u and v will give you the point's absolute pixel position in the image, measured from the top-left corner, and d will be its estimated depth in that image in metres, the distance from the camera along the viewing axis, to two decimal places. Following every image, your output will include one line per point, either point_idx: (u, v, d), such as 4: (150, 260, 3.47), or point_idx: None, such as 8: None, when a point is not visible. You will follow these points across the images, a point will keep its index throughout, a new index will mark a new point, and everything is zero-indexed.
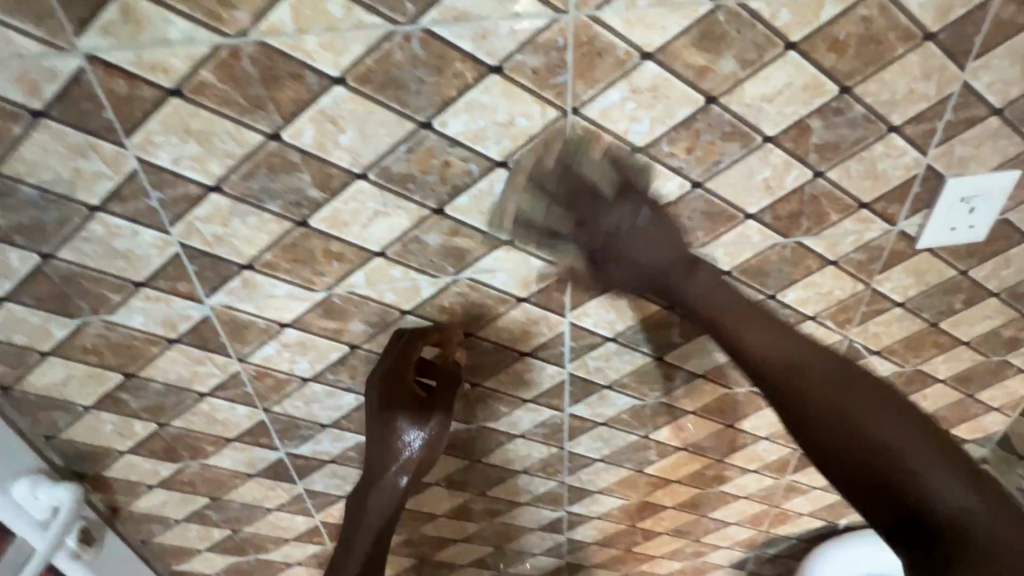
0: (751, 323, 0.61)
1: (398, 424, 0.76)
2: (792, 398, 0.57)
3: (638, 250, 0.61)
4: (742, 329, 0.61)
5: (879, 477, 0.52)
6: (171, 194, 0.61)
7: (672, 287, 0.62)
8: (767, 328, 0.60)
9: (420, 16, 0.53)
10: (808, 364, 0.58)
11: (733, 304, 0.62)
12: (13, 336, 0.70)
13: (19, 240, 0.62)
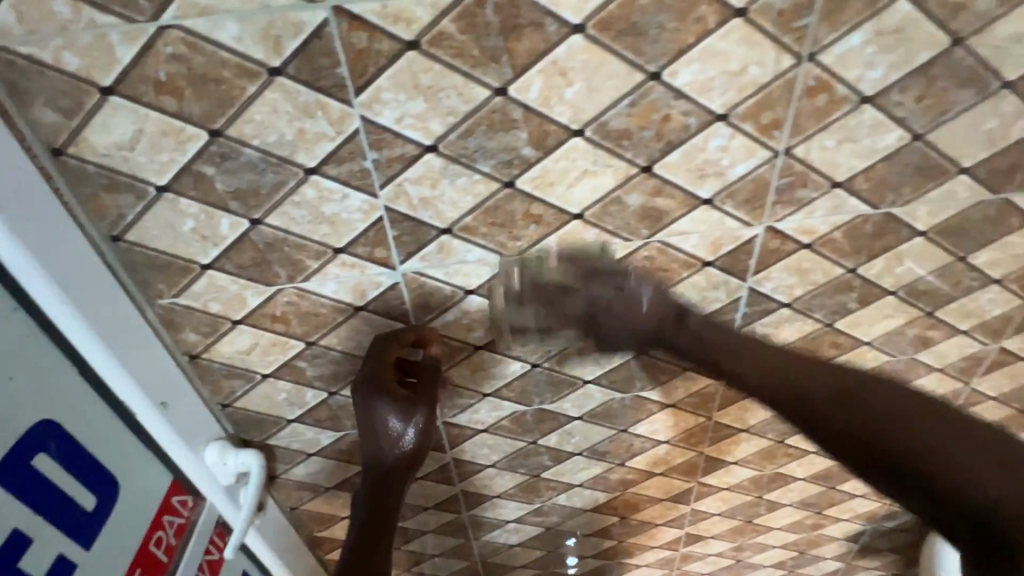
0: (756, 352, 0.56)
1: (387, 416, 0.75)
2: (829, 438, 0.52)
3: (622, 325, 0.59)
4: (743, 368, 0.56)
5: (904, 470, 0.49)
6: (388, 155, 0.59)
7: (668, 342, 0.59)
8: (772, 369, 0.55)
9: None
10: (795, 373, 0.54)
11: (716, 336, 0.57)
12: (209, 304, 0.70)
13: (233, 205, 0.62)
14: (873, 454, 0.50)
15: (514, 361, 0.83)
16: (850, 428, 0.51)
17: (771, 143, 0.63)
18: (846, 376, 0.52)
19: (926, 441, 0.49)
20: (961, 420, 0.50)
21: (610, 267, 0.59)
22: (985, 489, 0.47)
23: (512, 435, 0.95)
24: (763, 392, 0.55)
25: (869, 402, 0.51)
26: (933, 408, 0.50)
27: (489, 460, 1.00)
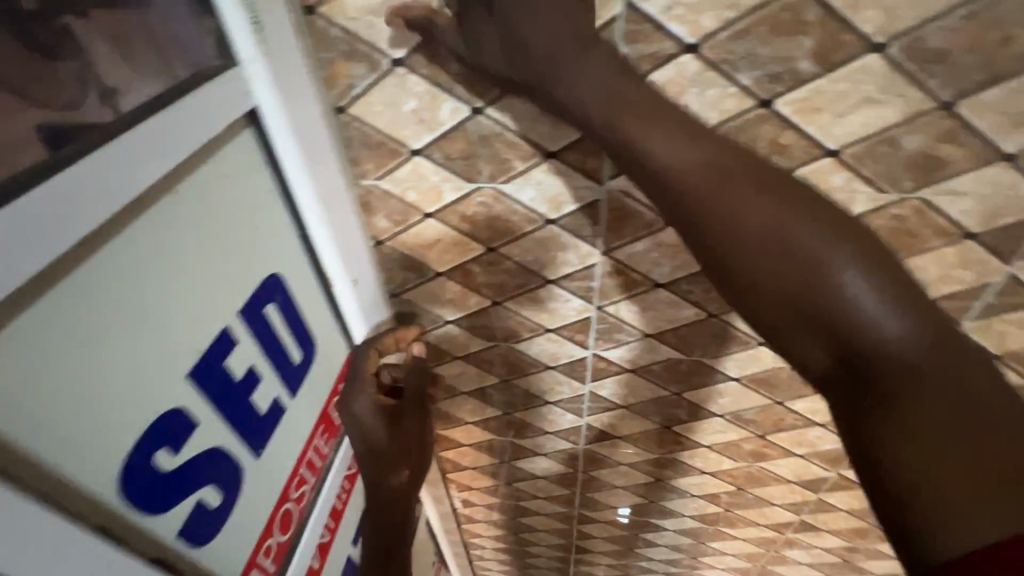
0: (736, 185, 0.45)
1: (375, 440, 0.75)
2: (723, 250, 0.45)
3: (558, 72, 0.48)
4: (666, 176, 0.46)
5: (811, 309, 0.42)
6: (640, 52, 0.53)
7: (557, 91, 0.48)
8: (674, 133, 0.47)
9: None
10: (730, 169, 0.46)
11: (707, 171, 0.45)
12: (407, 193, 0.69)
13: (459, 89, 0.59)
14: (786, 256, 0.43)
15: (690, 306, 0.77)
16: (785, 239, 0.43)
17: None
18: (771, 185, 0.45)
19: (824, 260, 0.42)
20: (889, 266, 0.43)
21: (586, 31, 0.48)
22: (883, 323, 0.41)
23: (658, 382, 0.91)
24: (682, 184, 0.45)
25: (765, 223, 0.43)
26: (853, 234, 0.44)
27: (624, 401, 0.98)
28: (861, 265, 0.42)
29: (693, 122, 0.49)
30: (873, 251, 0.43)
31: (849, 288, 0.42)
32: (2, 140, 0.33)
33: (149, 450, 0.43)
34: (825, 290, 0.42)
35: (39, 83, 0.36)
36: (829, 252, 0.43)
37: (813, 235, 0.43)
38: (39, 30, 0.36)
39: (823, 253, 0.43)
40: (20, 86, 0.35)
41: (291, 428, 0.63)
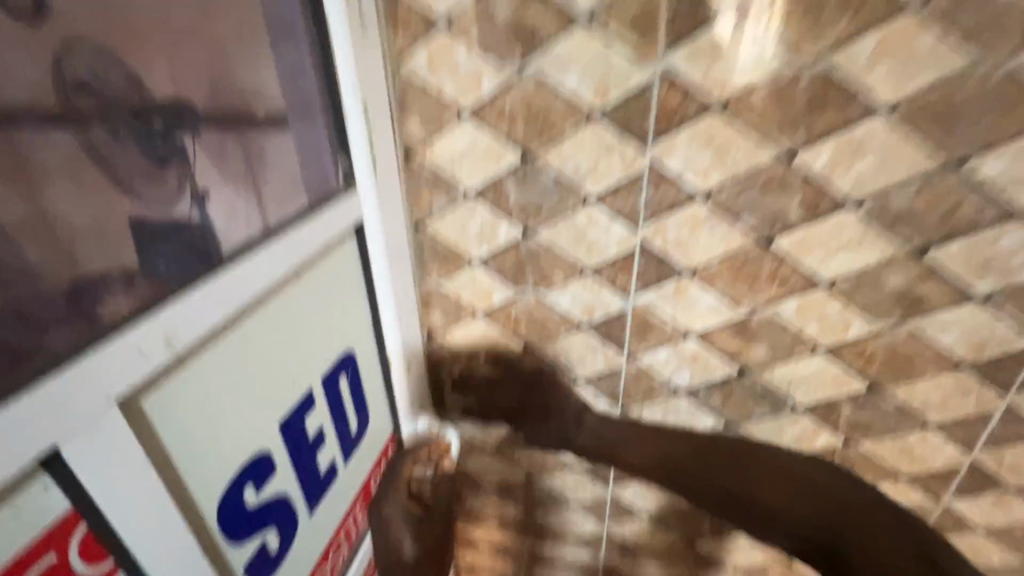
0: (648, 444, 0.83)
1: (403, 543, 0.80)
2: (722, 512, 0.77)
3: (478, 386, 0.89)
4: (641, 461, 0.82)
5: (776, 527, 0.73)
6: (662, 197, 0.67)
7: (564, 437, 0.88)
8: (654, 443, 0.83)
9: (1013, 55, 0.51)
10: (693, 467, 0.80)
11: (637, 428, 0.84)
12: (463, 293, 0.81)
13: (516, 215, 0.73)
14: (734, 504, 0.75)
15: (710, 415, 0.82)
16: (731, 494, 0.76)
17: None
18: (703, 452, 0.80)
19: (760, 499, 0.75)
20: (790, 466, 0.78)
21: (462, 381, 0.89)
22: (823, 540, 0.71)
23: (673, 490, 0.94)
24: (643, 467, 0.82)
25: (743, 495, 0.75)
26: (778, 464, 0.79)
27: (647, 509, 0.99)
28: (775, 469, 0.78)
29: (690, 451, 0.81)
30: (796, 487, 0.76)
31: (783, 510, 0.73)
32: (97, 238, 0.38)
33: (243, 482, 0.52)
34: (791, 539, 0.73)
35: (154, 188, 0.42)
36: (755, 493, 0.75)
37: (768, 484, 0.76)
38: (160, 143, 0.43)
39: (783, 500, 0.74)
40: (135, 184, 0.41)
41: (341, 490, 0.71)
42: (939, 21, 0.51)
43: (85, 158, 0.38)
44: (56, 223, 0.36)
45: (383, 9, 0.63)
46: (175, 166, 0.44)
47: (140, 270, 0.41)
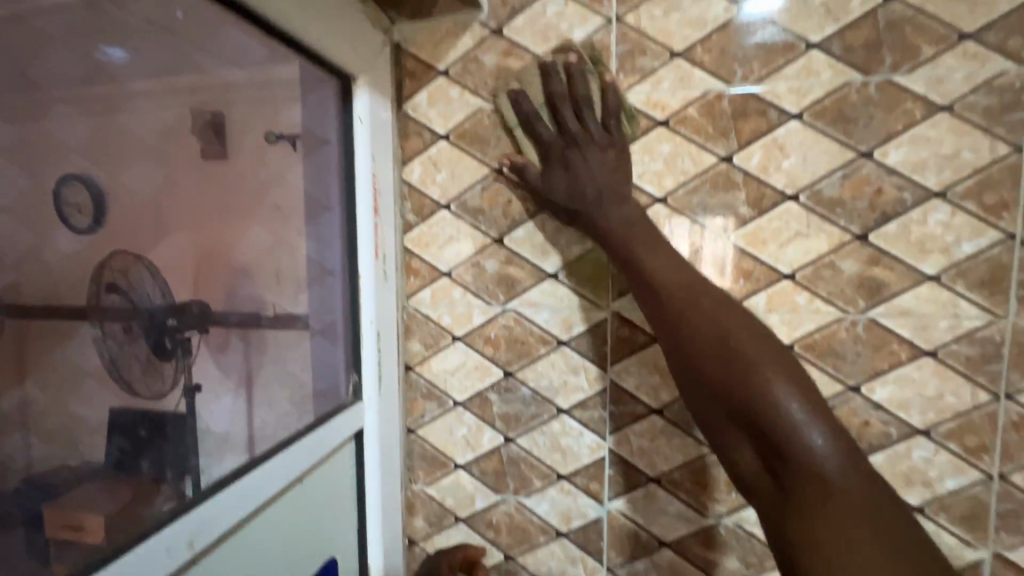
0: (655, 250, 0.65)
1: None
2: (688, 356, 0.59)
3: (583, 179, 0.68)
4: (646, 256, 0.65)
5: (744, 410, 0.54)
6: (622, 409, 0.78)
7: (596, 216, 0.68)
8: (671, 258, 0.65)
9: (869, 309, 0.68)
10: (698, 286, 0.62)
11: (642, 231, 0.66)
12: (446, 498, 0.85)
13: (498, 423, 0.82)
14: (717, 354, 0.57)
15: None
16: (718, 332, 0.58)
17: (980, 465, 0.68)
18: (740, 324, 0.58)
19: (761, 375, 0.54)
20: (814, 396, 0.54)
21: (620, 190, 0.68)
22: (807, 456, 0.50)
23: None
24: (619, 237, 0.66)
25: (738, 354, 0.56)
26: (801, 380, 0.55)
27: None
28: (788, 377, 0.54)
29: (722, 295, 0.61)
30: (808, 392, 0.54)
31: (783, 406, 0.53)
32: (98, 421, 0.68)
33: None
34: (768, 435, 0.52)
35: (146, 377, 0.73)
36: (763, 368, 0.55)
37: (777, 359, 0.56)
38: (165, 340, 0.75)
39: (784, 379, 0.54)
40: (127, 376, 0.72)
41: None
42: (809, 286, 0.70)
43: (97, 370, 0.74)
44: (61, 427, 0.70)
45: (400, 268, 0.81)
46: (174, 354, 0.75)
47: (147, 472, 0.59)
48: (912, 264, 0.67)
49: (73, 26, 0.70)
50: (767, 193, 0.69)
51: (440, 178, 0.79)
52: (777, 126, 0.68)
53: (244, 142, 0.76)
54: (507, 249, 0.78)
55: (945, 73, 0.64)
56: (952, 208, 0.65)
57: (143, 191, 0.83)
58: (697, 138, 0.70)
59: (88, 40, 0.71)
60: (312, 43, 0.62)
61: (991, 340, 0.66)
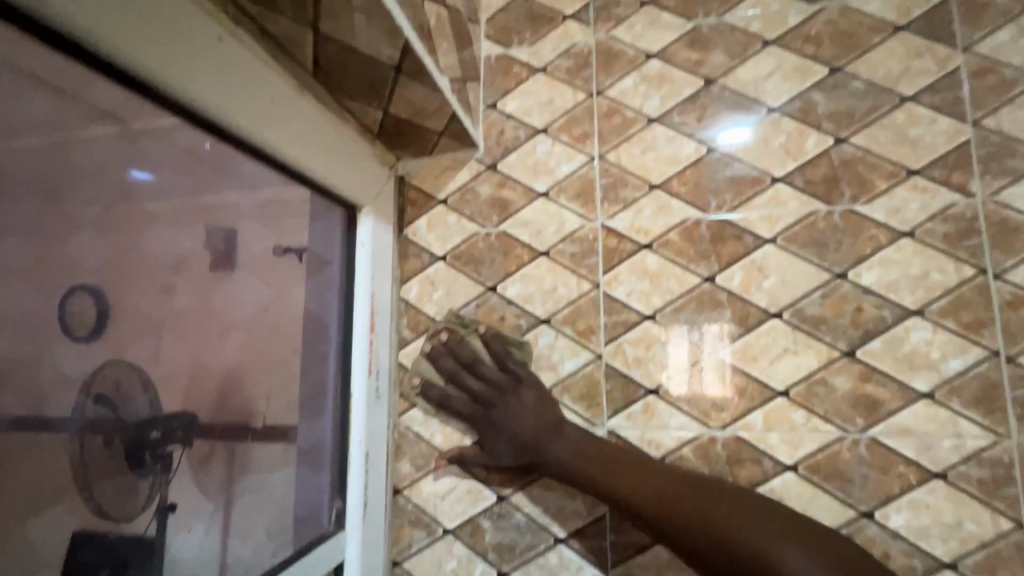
0: (617, 467, 0.68)
1: None
2: (694, 551, 0.62)
3: (515, 423, 0.72)
4: (618, 480, 0.67)
5: None
6: (624, 538, 0.72)
7: (546, 461, 0.71)
8: (628, 471, 0.67)
9: (868, 427, 0.67)
10: (670, 488, 0.64)
11: (595, 454, 0.69)
12: None
13: (490, 555, 0.76)
14: (723, 550, 0.60)
15: None
16: (713, 527, 0.61)
17: None
18: (702, 496, 0.63)
19: (750, 543, 0.59)
20: (816, 536, 0.60)
21: (552, 422, 0.72)
22: None
23: None
24: (577, 471, 0.69)
25: (722, 529, 0.61)
26: (804, 534, 0.60)
27: None
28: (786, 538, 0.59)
29: (673, 474, 0.66)
30: (794, 530, 0.60)
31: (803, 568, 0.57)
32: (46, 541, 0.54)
33: None
34: None
35: (116, 498, 0.60)
36: (765, 543, 0.59)
37: (750, 514, 0.61)
38: (148, 456, 0.63)
39: (768, 538, 0.59)
40: (102, 497, 0.59)
41: None
42: (805, 403, 0.69)
43: (105, 475, 0.60)
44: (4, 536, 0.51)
45: (393, 384, 0.81)
46: (151, 471, 0.63)
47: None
48: (904, 381, 0.67)
49: (111, 158, 0.60)
50: (752, 311, 0.72)
51: (437, 295, 0.82)
52: (753, 249, 0.73)
53: (246, 251, 0.73)
54: None
55: (901, 203, 0.69)
56: (932, 326, 0.67)
57: (173, 305, 0.69)
58: (680, 260, 0.75)
59: (112, 161, 0.61)
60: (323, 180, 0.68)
61: (1000, 461, 0.64)
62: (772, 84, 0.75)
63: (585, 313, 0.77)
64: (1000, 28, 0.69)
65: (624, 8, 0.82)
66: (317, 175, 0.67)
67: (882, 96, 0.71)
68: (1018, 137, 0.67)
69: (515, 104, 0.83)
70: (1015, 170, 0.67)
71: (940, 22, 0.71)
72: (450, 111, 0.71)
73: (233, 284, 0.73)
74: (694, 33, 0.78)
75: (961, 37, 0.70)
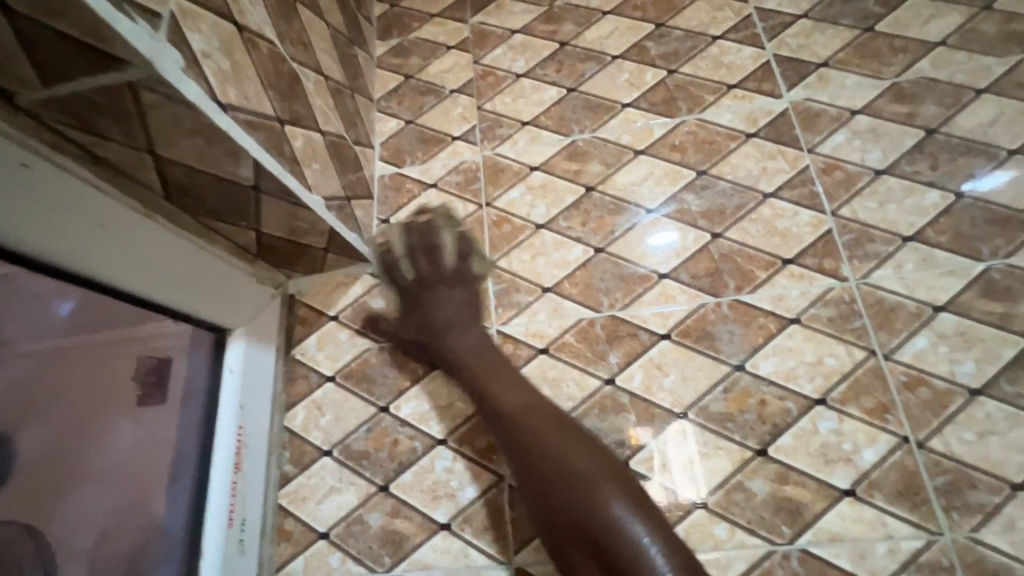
0: (499, 375, 0.65)
1: None
2: (520, 456, 0.59)
3: (440, 306, 0.71)
4: (488, 383, 0.65)
5: (565, 509, 0.54)
6: None
7: (440, 340, 0.69)
8: (506, 376, 0.65)
9: (796, 537, 0.59)
10: (536, 406, 0.61)
11: (488, 357, 0.68)
12: None
13: None
14: (545, 479, 0.56)
15: None
16: (541, 453, 0.58)
17: None
18: (556, 427, 0.59)
19: (574, 474, 0.55)
20: (655, 514, 0.53)
21: (473, 313, 0.72)
22: (632, 543, 0.51)
23: None
24: (463, 360, 0.67)
25: (552, 456, 0.57)
26: (631, 489, 0.55)
27: None
28: (629, 499, 0.53)
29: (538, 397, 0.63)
30: (621, 483, 0.55)
31: (615, 518, 0.52)
32: None
33: None
34: (589, 530, 0.52)
35: None
36: (600, 492, 0.54)
37: (590, 452, 0.57)
38: None
39: (593, 477, 0.55)
40: None
41: None
42: (726, 514, 0.61)
43: None
44: None
45: (268, 535, 0.69)
46: None
47: None
48: (823, 478, 0.61)
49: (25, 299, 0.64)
50: (657, 412, 0.67)
51: (324, 422, 0.74)
52: (649, 347, 0.70)
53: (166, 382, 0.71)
54: (394, 498, 0.69)
55: (782, 291, 0.70)
56: (838, 414, 0.63)
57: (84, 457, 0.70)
58: (577, 363, 0.71)
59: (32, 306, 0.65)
60: (139, 291, 0.58)
61: (941, 565, 0.56)
62: (646, 188, 0.79)
63: (484, 430, 0.70)
64: (835, 131, 0.77)
65: (505, 129, 0.87)
66: (150, 296, 0.59)
67: (745, 194, 0.76)
68: (873, 224, 0.71)
69: (408, 218, 0.84)
70: (878, 253, 0.69)
71: (783, 129, 0.78)
72: (326, 228, 0.70)
73: (112, 424, 0.71)
74: (571, 146, 0.84)
75: (804, 141, 0.77)
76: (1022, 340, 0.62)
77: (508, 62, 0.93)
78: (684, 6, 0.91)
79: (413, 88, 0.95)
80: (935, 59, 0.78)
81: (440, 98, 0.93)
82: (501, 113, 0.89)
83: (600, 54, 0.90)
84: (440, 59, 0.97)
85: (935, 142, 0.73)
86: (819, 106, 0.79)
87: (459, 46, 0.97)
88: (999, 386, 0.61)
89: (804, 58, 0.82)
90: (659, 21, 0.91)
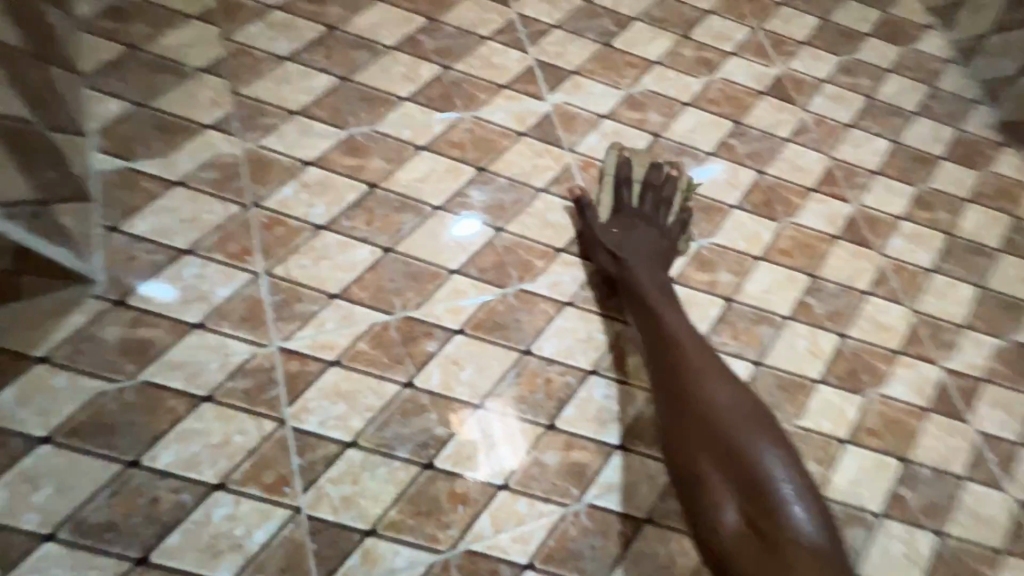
0: (675, 318, 0.70)
1: None
2: (674, 397, 0.66)
3: (637, 240, 0.77)
4: (668, 319, 0.70)
5: (722, 445, 0.62)
6: None
7: (629, 273, 0.74)
8: (682, 320, 0.71)
9: (583, 495, 0.67)
10: (708, 354, 0.68)
11: (669, 297, 0.73)
12: None
13: None
14: (707, 419, 0.64)
15: None
16: (712, 393, 0.65)
17: None
18: (729, 378, 0.67)
19: (735, 419, 0.64)
20: (797, 461, 0.63)
21: (663, 254, 0.77)
22: (774, 477, 0.60)
23: None
24: (652, 294, 0.72)
25: (713, 402, 0.65)
26: (778, 437, 0.64)
27: None
28: (777, 447, 0.62)
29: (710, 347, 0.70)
30: (777, 433, 0.64)
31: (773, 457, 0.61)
32: None
33: None
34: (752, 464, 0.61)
35: None
36: (759, 438, 0.63)
37: (752, 405, 0.65)
38: None
39: (763, 424, 0.64)
40: None
41: None
42: (525, 490, 0.66)
43: None
44: None
45: None
46: None
47: None
48: (600, 437, 0.70)
49: None
50: (457, 407, 0.68)
51: (40, 498, 0.57)
52: (445, 344, 0.70)
53: None
54: (157, 570, 0.56)
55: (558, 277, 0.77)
56: (608, 380, 0.73)
57: None
58: (374, 371, 0.67)
59: None
60: None
61: None
62: (431, 184, 0.78)
63: (271, 463, 0.62)
64: (589, 133, 0.87)
65: (269, 119, 0.77)
66: None
67: (521, 190, 0.81)
68: None
69: (147, 224, 0.69)
70: None
71: (548, 130, 0.86)
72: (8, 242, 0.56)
73: None
74: (348, 140, 0.78)
75: (566, 141, 0.86)
76: (722, 300, 0.81)
77: (266, 42, 0.82)
78: (453, 2, 0.92)
79: (139, 62, 0.77)
80: (655, 76, 0.94)
81: (180, 78, 0.77)
82: (263, 100, 0.78)
83: (373, 43, 0.86)
84: (176, 29, 0.80)
85: (660, 145, 0.89)
86: (575, 111, 0.88)
87: (201, 17, 0.82)
88: (712, 338, 0.78)
89: (560, 65, 0.91)
90: (429, 16, 0.90)
